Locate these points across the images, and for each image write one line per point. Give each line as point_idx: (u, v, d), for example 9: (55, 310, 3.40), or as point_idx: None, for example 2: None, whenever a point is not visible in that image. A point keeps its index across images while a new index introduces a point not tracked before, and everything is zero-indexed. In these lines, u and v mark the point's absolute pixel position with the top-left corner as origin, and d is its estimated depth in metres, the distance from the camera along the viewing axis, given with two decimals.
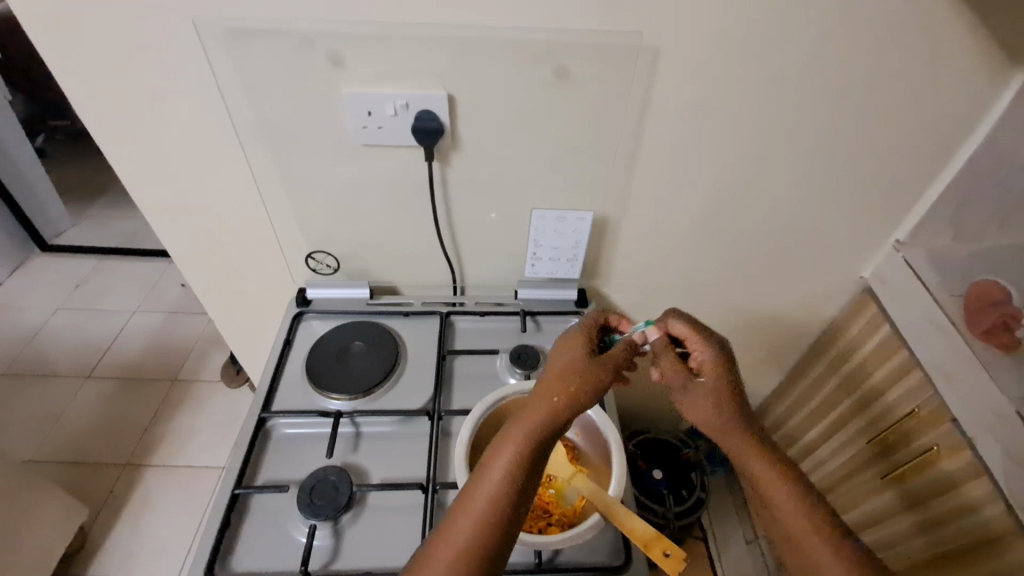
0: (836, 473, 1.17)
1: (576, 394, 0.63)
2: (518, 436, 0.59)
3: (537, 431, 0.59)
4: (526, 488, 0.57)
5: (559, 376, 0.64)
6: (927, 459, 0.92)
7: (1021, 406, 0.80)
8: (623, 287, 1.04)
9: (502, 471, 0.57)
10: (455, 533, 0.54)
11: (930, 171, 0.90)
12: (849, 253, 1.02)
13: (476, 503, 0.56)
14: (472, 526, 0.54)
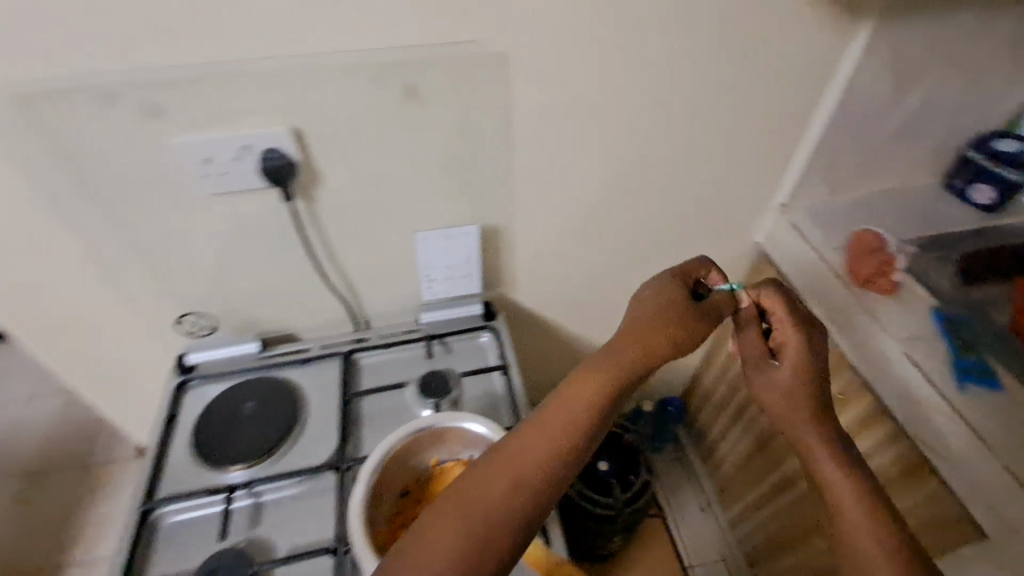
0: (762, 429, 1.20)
1: (647, 350, 0.66)
2: (580, 402, 0.62)
3: (599, 397, 0.62)
4: (571, 451, 0.60)
5: (641, 337, 0.66)
6: None
7: (907, 345, 0.81)
8: (532, 289, 1.03)
9: (552, 432, 0.60)
10: (492, 482, 0.56)
11: (797, 135, 0.93)
12: (741, 221, 1.05)
13: (519, 459, 0.58)
14: (511, 478, 0.57)
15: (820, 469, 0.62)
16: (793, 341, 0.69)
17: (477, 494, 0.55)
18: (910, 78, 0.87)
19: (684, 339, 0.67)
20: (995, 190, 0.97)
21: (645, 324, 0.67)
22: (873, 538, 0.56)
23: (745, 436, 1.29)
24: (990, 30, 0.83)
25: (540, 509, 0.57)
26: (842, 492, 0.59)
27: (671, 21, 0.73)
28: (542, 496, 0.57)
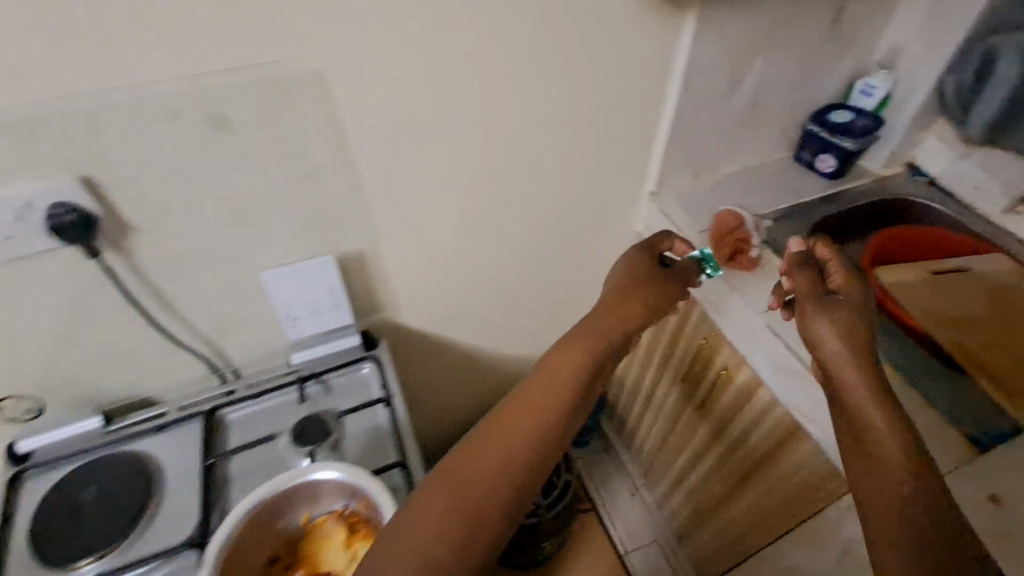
0: (671, 411, 1.27)
1: (637, 315, 0.78)
2: (568, 376, 0.69)
3: (581, 369, 0.70)
4: (558, 424, 0.66)
5: (621, 307, 0.78)
6: (725, 380, 1.01)
7: (770, 319, 0.85)
8: (417, 309, 0.99)
9: (535, 411, 0.66)
10: (478, 461, 0.61)
11: (651, 125, 0.94)
12: (616, 213, 1.06)
13: (505, 439, 0.63)
14: (500, 456, 0.62)
15: (857, 406, 0.58)
16: (845, 283, 0.69)
17: (465, 473, 0.60)
18: (744, 62, 0.90)
19: (659, 300, 0.81)
20: (836, 159, 1.03)
21: (620, 295, 0.79)
22: (904, 483, 0.51)
23: (658, 420, 1.35)
24: (808, 10, 0.86)
25: (529, 483, 0.62)
26: (891, 447, 0.54)
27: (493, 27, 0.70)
28: (531, 471, 0.62)
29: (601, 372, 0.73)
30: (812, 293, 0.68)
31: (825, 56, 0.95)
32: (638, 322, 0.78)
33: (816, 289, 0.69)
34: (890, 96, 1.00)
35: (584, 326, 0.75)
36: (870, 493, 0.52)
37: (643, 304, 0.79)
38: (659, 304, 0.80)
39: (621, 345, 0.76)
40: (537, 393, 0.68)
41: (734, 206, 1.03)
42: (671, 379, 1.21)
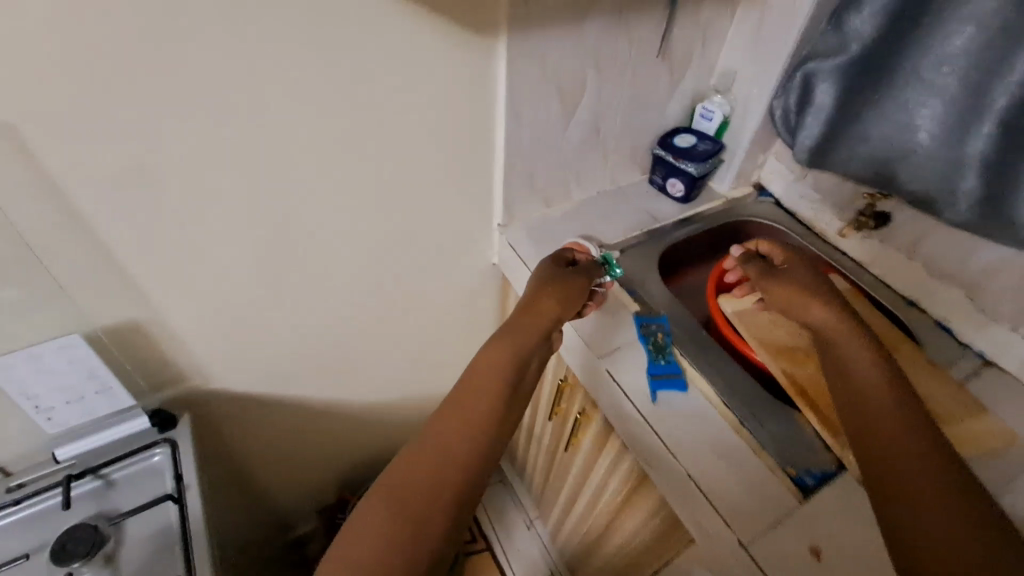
0: (547, 448, 1.20)
1: (550, 315, 0.78)
2: (495, 380, 0.73)
3: (498, 383, 0.73)
4: (486, 423, 0.70)
5: (536, 308, 0.78)
6: (583, 422, 0.96)
7: (608, 361, 0.79)
8: (231, 368, 0.86)
9: (469, 413, 0.70)
10: (434, 459, 0.66)
11: (485, 156, 0.86)
12: (465, 247, 0.98)
13: (451, 437, 0.68)
14: (446, 455, 0.67)
15: (853, 370, 0.65)
16: (790, 258, 0.78)
17: (426, 466, 0.66)
18: (573, 86, 0.84)
19: (577, 298, 0.81)
20: (684, 183, 1.01)
21: (536, 295, 0.80)
22: (909, 444, 0.57)
23: (539, 455, 1.28)
24: (631, 31, 0.82)
25: (470, 479, 0.67)
26: (892, 408, 0.60)
27: (249, 51, 0.59)
28: (468, 467, 0.67)
29: (525, 368, 0.76)
30: (766, 276, 0.76)
31: (660, 78, 0.92)
32: (556, 320, 0.79)
33: (767, 268, 0.77)
34: (729, 118, 0.99)
35: (509, 328, 0.78)
36: (876, 438, 0.58)
37: (553, 306, 0.79)
38: (572, 300, 0.79)
39: (542, 345, 0.78)
40: (483, 406, 0.71)
41: (586, 235, 0.98)
42: (543, 415, 1.14)
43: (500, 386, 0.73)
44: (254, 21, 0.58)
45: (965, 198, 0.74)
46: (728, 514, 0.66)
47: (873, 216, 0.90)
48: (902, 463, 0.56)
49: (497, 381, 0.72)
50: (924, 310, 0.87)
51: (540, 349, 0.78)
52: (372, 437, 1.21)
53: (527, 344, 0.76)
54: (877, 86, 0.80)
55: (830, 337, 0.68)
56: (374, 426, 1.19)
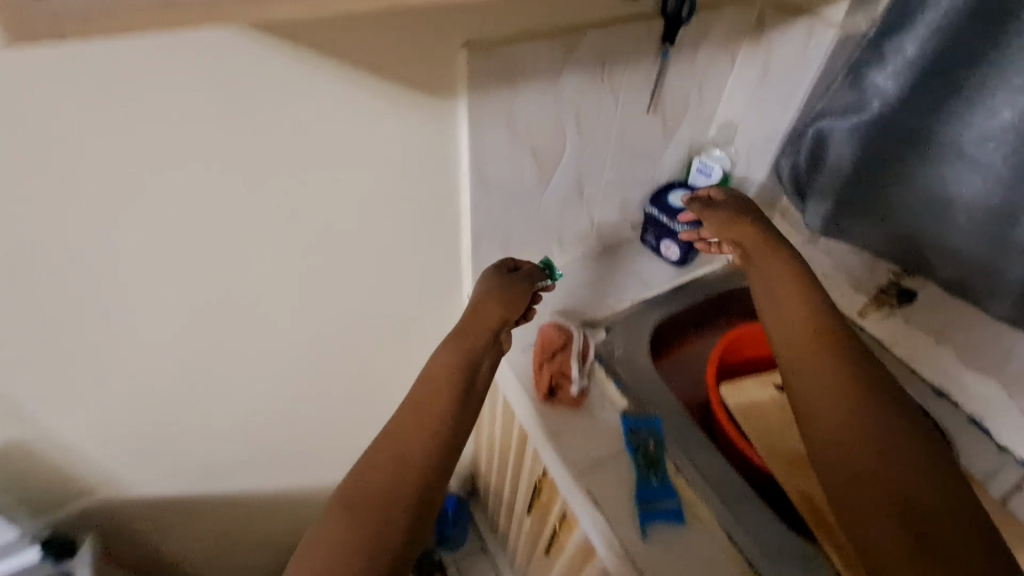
0: (528, 536, 1.06)
1: (498, 309, 0.69)
2: (448, 378, 0.63)
3: (452, 380, 0.62)
4: (441, 427, 0.60)
5: (479, 306, 0.69)
6: (561, 530, 0.82)
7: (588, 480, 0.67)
8: (146, 464, 0.75)
9: (423, 412, 0.60)
10: (387, 458, 0.57)
11: (449, 224, 0.74)
12: (431, 323, 0.85)
13: (406, 436, 0.58)
14: (399, 456, 0.57)
15: (800, 308, 0.67)
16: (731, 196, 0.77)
17: (381, 463, 0.56)
18: (550, 148, 0.72)
19: (522, 293, 0.71)
20: (679, 247, 0.89)
21: (480, 296, 0.70)
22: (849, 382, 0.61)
23: (521, 538, 1.14)
24: (616, 85, 0.71)
25: (427, 485, 0.56)
26: (833, 349, 0.64)
27: (133, 128, 0.48)
28: (424, 473, 0.56)
29: (476, 371, 0.65)
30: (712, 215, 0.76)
31: (651, 130, 0.80)
32: (500, 320, 0.68)
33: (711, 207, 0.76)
34: (732, 174, 0.88)
35: (453, 332, 0.68)
36: (803, 365, 0.63)
37: (501, 298, 0.69)
38: (517, 298, 0.70)
39: (491, 345, 0.67)
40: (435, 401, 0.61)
41: (567, 307, 0.85)
42: (523, 502, 1.01)
43: (454, 384, 0.62)
44: (134, 92, 0.46)
45: (1003, 293, 0.63)
46: None
47: (896, 293, 0.80)
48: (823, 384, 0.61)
49: (447, 380, 0.62)
50: (955, 403, 0.75)
51: (491, 350, 0.67)
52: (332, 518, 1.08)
53: (471, 344, 0.66)
54: (896, 157, 0.69)
55: (773, 287, 0.70)
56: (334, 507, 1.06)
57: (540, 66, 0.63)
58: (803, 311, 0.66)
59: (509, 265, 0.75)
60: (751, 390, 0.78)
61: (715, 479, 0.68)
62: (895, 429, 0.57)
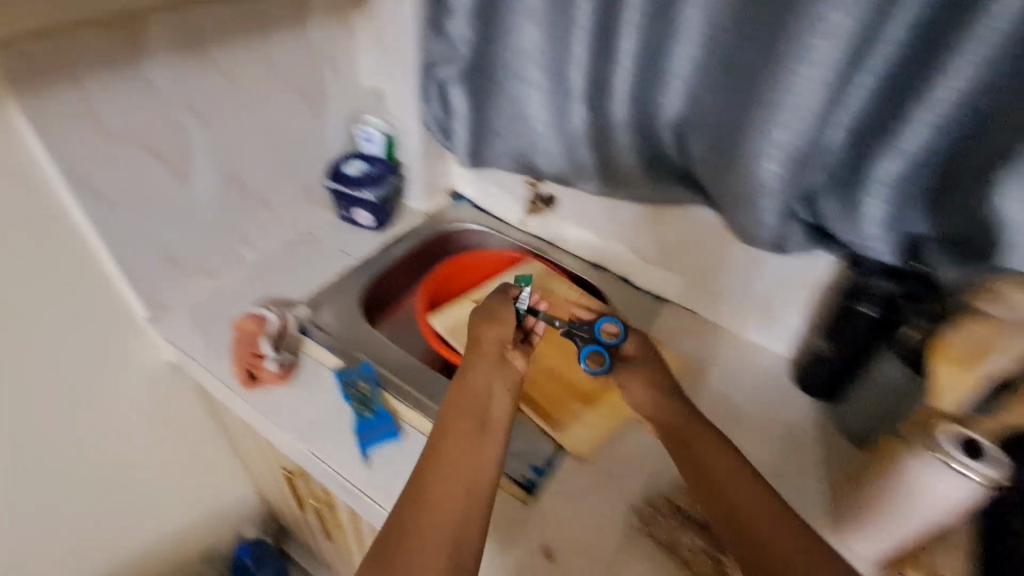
0: (323, 539, 1.03)
1: (498, 347, 0.64)
2: (463, 414, 0.58)
3: (481, 417, 0.58)
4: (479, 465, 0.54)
5: (476, 346, 0.64)
6: (326, 503, 0.83)
7: (306, 441, 0.69)
8: None
9: (447, 450, 0.54)
10: (426, 511, 0.50)
11: (71, 238, 0.69)
12: (114, 356, 0.80)
13: (443, 482, 0.52)
14: (436, 503, 0.50)
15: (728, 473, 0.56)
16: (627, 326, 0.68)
17: (429, 506, 0.50)
18: (168, 142, 0.72)
19: (511, 306, 0.67)
20: (369, 212, 0.95)
21: (481, 322, 0.66)
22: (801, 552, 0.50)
23: (325, 549, 1.10)
24: (220, 65, 0.74)
25: (462, 538, 0.49)
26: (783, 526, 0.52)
27: None
28: (459, 530, 0.49)
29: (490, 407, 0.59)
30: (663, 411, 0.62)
31: (293, 109, 0.85)
32: (501, 346, 0.64)
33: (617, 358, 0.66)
34: (393, 136, 0.96)
35: (460, 391, 0.60)
36: (677, 424, 0.61)
37: (500, 337, 0.64)
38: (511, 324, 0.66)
39: (501, 373, 0.62)
40: (448, 453, 0.54)
41: (270, 296, 0.86)
42: (302, 509, 0.98)
43: (474, 418, 0.57)
44: None
45: (587, 171, 0.81)
46: None
47: (543, 199, 0.98)
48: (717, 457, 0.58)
49: (474, 423, 0.57)
50: (608, 270, 0.99)
51: (500, 373, 0.62)
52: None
53: (478, 377, 0.61)
54: (491, 79, 0.80)
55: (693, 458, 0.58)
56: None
57: (110, 55, 0.64)
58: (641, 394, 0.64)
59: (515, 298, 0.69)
60: (456, 310, 0.89)
61: None
62: (767, 509, 0.53)
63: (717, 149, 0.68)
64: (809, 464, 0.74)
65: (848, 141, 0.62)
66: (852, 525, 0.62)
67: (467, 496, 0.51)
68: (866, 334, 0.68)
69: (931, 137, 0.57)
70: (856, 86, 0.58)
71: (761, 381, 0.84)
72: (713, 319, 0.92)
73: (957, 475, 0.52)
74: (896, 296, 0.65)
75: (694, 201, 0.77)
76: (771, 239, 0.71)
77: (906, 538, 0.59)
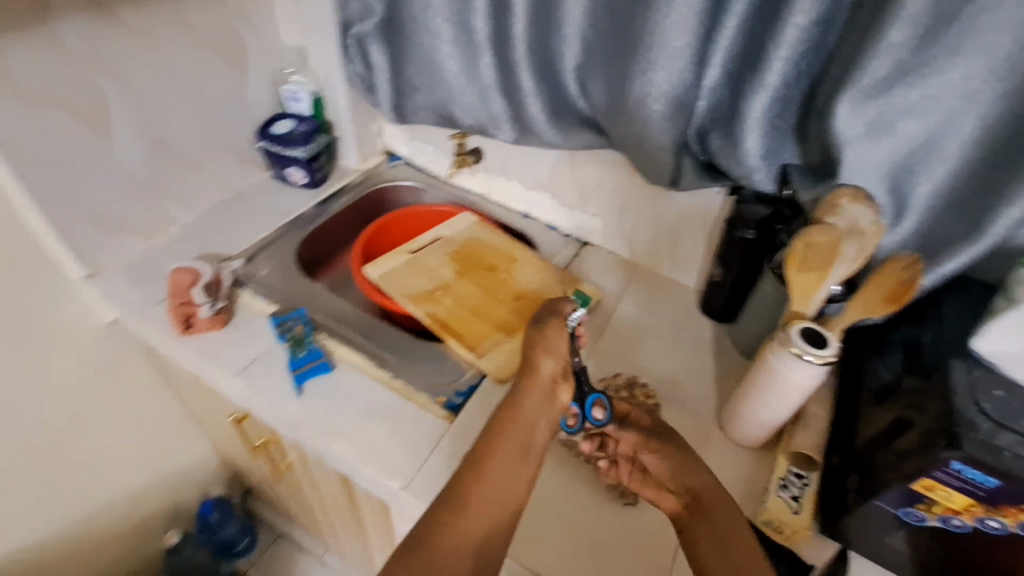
0: (279, 483, 1.10)
1: (549, 378, 0.59)
2: (510, 439, 0.56)
3: (525, 442, 0.56)
4: (515, 484, 0.54)
5: (530, 369, 0.60)
6: (275, 442, 0.89)
7: (244, 380, 0.75)
8: None
9: (490, 471, 0.54)
10: (464, 515, 0.51)
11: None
12: (49, 319, 0.82)
13: (481, 494, 0.53)
14: (470, 517, 0.51)
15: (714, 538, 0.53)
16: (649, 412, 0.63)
17: (465, 512, 0.51)
18: (86, 102, 0.74)
19: (564, 331, 0.62)
20: (301, 170, 0.98)
21: (536, 348, 0.61)
22: None
23: (283, 495, 1.16)
24: (133, 26, 0.76)
25: (484, 557, 0.50)
26: None
27: None
28: (483, 548, 0.50)
29: (534, 440, 0.57)
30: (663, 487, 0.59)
31: (213, 71, 0.88)
32: (554, 378, 0.60)
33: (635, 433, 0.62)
34: (320, 96, 0.98)
35: (507, 408, 0.58)
36: (701, 486, 0.57)
37: (554, 368, 0.60)
38: (563, 355, 0.61)
39: (549, 405, 0.59)
40: (489, 468, 0.54)
41: (204, 253, 0.89)
42: (255, 457, 1.03)
43: (519, 446, 0.56)
44: None
45: (502, 120, 0.86)
46: (384, 467, 0.68)
47: (469, 152, 1.01)
48: (725, 512, 0.55)
49: (517, 447, 0.56)
50: (534, 219, 1.05)
51: (550, 406, 0.59)
52: (50, 568, 1.00)
53: (530, 405, 0.58)
54: (408, 34, 0.84)
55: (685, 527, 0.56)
56: (36, 559, 0.97)
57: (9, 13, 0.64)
58: (666, 456, 0.59)
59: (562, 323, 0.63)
60: (387, 261, 0.92)
61: (388, 341, 0.81)
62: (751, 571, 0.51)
63: (612, 93, 0.74)
64: (706, 374, 0.83)
65: (721, 79, 0.67)
66: (736, 422, 0.72)
67: (497, 515, 0.52)
68: (746, 255, 0.76)
69: (786, 70, 0.62)
70: (722, 27, 0.63)
71: (669, 307, 0.92)
72: (627, 257, 0.99)
73: (805, 364, 0.61)
74: (769, 219, 0.73)
75: (598, 142, 0.83)
76: (668, 175, 0.77)
77: (773, 421, 0.69)
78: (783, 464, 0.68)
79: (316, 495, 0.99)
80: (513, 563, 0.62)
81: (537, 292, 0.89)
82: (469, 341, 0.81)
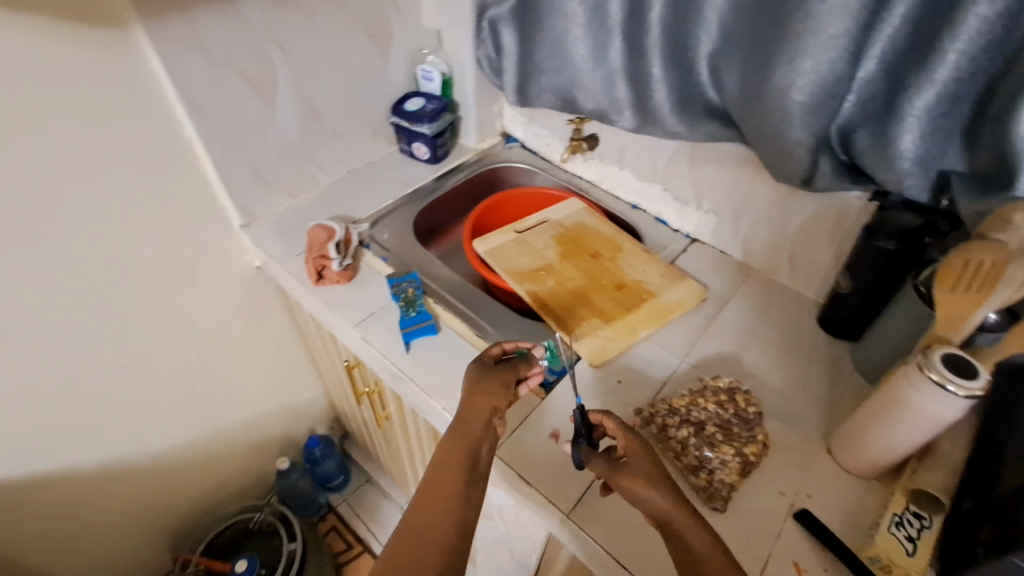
0: (375, 432, 1.20)
1: (487, 406, 0.62)
2: (456, 461, 0.56)
3: (471, 460, 0.57)
4: (467, 493, 0.54)
5: (469, 400, 0.62)
6: (379, 392, 0.98)
7: (362, 331, 0.83)
8: None
9: (444, 487, 0.53)
10: (421, 525, 0.50)
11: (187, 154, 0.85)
12: (213, 256, 0.97)
13: (433, 505, 0.52)
14: (428, 524, 0.50)
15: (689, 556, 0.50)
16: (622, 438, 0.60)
17: (421, 522, 0.51)
18: (259, 74, 0.86)
19: (498, 368, 0.66)
20: (426, 146, 1.05)
21: (476, 381, 0.64)
22: None
23: (378, 444, 1.27)
24: (304, 8, 0.86)
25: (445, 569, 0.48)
26: None
27: None
28: (445, 554, 0.49)
29: (477, 462, 0.57)
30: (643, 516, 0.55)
31: (362, 49, 0.96)
32: (493, 410, 0.62)
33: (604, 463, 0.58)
34: (451, 76, 1.04)
35: (450, 431, 0.60)
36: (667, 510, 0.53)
37: (492, 395, 0.63)
38: (500, 385, 0.64)
39: (488, 432, 0.60)
40: (439, 483, 0.54)
41: (337, 214, 0.99)
42: (358, 404, 1.14)
43: (464, 460, 0.56)
44: None
45: (624, 105, 0.85)
46: None
47: (585, 138, 1.02)
48: (692, 534, 0.51)
49: (464, 463, 0.56)
50: (643, 210, 1.03)
51: (490, 433, 0.61)
52: (192, 467, 1.19)
53: (471, 429, 0.59)
54: (540, 16, 0.86)
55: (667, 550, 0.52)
56: (185, 458, 1.16)
57: None
58: (629, 483, 0.55)
59: (493, 356, 0.69)
60: (495, 237, 0.96)
61: (489, 313, 0.85)
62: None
63: (747, 81, 0.71)
64: (817, 391, 0.77)
65: (878, 72, 0.61)
66: (847, 446, 0.67)
67: (454, 521, 0.51)
68: (884, 269, 0.69)
69: (960, 65, 0.55)
70: (888, 15, 0.57)
71: (782, 316, 0.87)
72: (740, 259, 0.94)
73: (946, 395, 0.55)
74: (919, 230, 0.66)
75: (724, 134, 0.79)
76: (801, 173, 0.72)
77: (895, 453, 0.63)
78: (901, 501, 0.62)
79: (408, 448, 1.07)
80: (590, 542, 0.64)
81: (638, 284, 0.88)
82: (567, 323, 0.82)
